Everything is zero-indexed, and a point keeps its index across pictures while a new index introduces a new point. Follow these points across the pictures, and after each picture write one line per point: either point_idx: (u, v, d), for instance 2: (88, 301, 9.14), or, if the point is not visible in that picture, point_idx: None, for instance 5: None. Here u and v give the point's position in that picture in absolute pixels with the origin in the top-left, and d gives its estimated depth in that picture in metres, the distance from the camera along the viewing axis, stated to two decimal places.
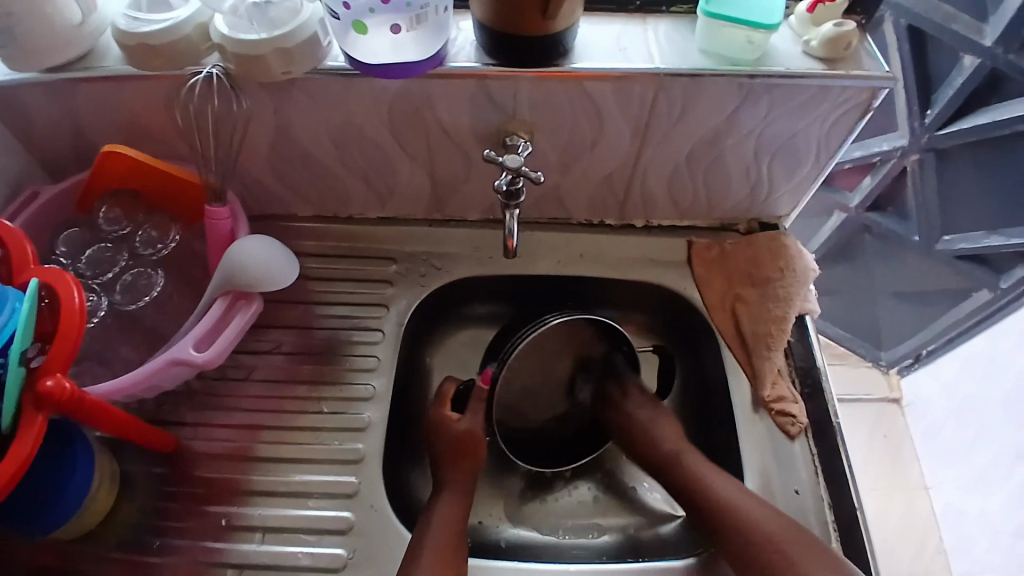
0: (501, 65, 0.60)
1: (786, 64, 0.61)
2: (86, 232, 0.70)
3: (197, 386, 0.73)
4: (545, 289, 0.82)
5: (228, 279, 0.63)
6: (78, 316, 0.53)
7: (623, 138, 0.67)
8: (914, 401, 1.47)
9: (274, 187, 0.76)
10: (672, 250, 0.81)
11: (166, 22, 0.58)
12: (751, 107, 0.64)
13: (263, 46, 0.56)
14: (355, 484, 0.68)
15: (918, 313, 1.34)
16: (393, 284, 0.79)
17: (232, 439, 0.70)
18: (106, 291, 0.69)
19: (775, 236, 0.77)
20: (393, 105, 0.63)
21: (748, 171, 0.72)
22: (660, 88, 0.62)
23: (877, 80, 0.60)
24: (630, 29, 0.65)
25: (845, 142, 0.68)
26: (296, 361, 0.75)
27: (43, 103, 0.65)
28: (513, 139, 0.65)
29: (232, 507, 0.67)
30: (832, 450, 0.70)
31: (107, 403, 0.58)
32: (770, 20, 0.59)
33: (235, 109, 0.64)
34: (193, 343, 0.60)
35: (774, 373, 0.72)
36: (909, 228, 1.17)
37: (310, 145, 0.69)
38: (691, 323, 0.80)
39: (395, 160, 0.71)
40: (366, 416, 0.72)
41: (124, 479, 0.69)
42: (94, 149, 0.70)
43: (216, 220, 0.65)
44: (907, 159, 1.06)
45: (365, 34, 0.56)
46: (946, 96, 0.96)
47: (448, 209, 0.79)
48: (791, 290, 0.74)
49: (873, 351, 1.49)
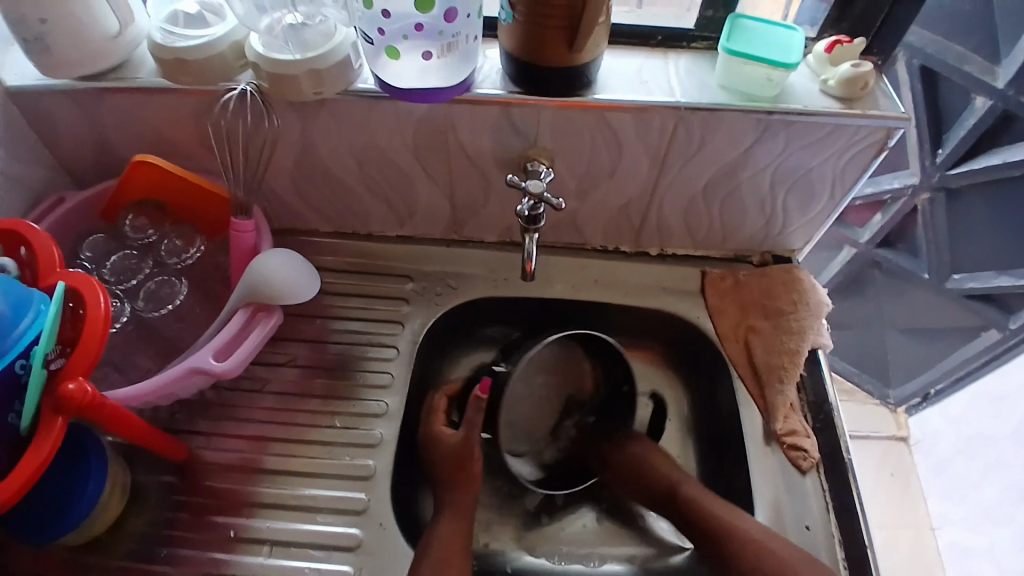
0: (525, 93, 0.61)
1: (804, 101, 0.63)
2: (111, 239, 0.72)
3: (211, 396, 0.74)
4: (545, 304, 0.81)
5: (250, 291, 0.64)
6: (101, 322, 0.54)
7: (640, 167, 0.69)
8: (921, 439, 1.47)
9: (296, 204, 0.77)
10: (685, 278, 0.82)
11: (202, 39, 0.59)
12: (769, 140, 0.65)
13: (297, 66, 0.58)
14: (364, 501, 0.68)
15: (926, 350, 1.34)
16: (409, 302, 0.80)
17: (242, 450, 0.70)
18: (128, 297, 0.70)
19: (789, 269, 0.78)
20: (419, 128, 0.65)
21: (763, 205, 0.73)
22: (680, 120, 0.63)
23: (894, 119, 0.61)
24: (651, 62, 0.67)
25: (860, 179, 0.69)
26: (309, 375, 0.75)
27: (78, 113, 0.66)
28: (534, 164, 0.66)
29: (240, 519, 0.67)
30: (843, 486, 0.70)
31: (125, 409, 0.59)
32: (790, 60, 0.61)
33: (265, 126, 0.65)
34: (213, 354, 0.61)
35: (786, 406, 0.72)
36: (919, 265, 1.18)
37: (334, 163, 0.70)
38: (703, 353, 0.80)
39: (418, 182, 0.72)
40: (378, 433, 0.72)
41: (134, 487, 0.69)
42: (123, 160, 0.72)
43: (240, 233, 0.67)
44: (917, 197, 1.07)
45: (397, 59, 0.58)
46: (957, 136, 0.97)
47: (466, 230, 0.80)
48: (804, 323, 0.75)
49: (880, 387, 1.48)
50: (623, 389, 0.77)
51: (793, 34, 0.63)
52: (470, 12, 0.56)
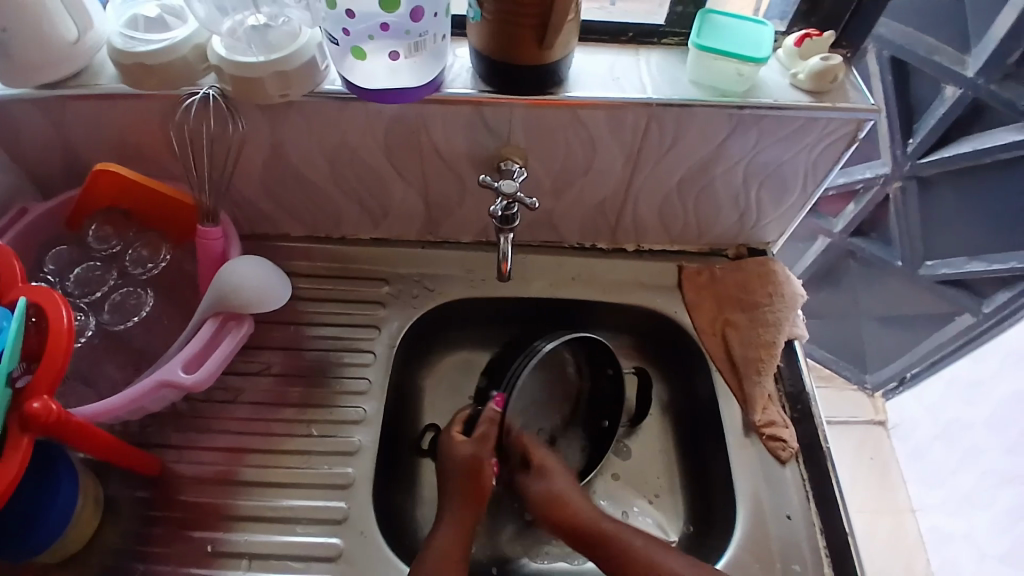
0: (496, 92, 0.60)
1: (775, 95, 0.63)
2: (74, 250, 0.69)
3: (184, 408, 0.72)
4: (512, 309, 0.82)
5: (219, 300, 0.62)
6: (66, 337, 0.53)
7: (615, 164, 0.68)
8: (899, 424, 1.49)
9: (267, 209, 0.75)
10: (662, 274, 0.82)
11: (162, 43, 0.58)
12: (741, 135, 0.65)
13: (260, 69, 0.56)
14: (344, 509, 0.67)
15: (901, 337, 1.36)
16: (386, 305, 0.79)
17: (217, 462, 0.69)
18: (93, 309, 0.68)
19: (764, 261, 0.79)
20: (390, 128, 0.64)
21: (737, 200, 0.73)
22: (653, 117, 0.63)
23: (863, 111, 0.62)
24: (623, 58, 0.66)
25: (832, 171, 0.69)
26: (285, 383, 0.74)
27: (35, 121, 0.64)
28: (508, 163, 0.66)
29: (217, 532, 0.66)
30: (822, 476, 0.70)
31: (93, 426, 0.57)
32: (759, 54, 0.61)
33: (231, 129, 0.64)
34: (183, 364, 0.59)
35: (765, 398, 0.73)
36: (892, 253, 1.19)
37: (304, 167, 0.69)
38: (681, 348, 0.80)
39: (390, 184, 0.71)
40: (357, 440, 0.71)
41: (107, 503, 0.67)
42: (84, 168, 0.70)
43: (207, 240, 0.65)
44: (889, 187, 1.08)
45: (363, 59, 0.57)
46: (928, 125, 0.98)
47: (441, 232, 0.80)
48: (780, 315, 0.75)
49: (858, 373, 1.50)
50: (608, 372, 0.79)
51: (763, 29, 0.63)
52: (437, 10, 0.55)
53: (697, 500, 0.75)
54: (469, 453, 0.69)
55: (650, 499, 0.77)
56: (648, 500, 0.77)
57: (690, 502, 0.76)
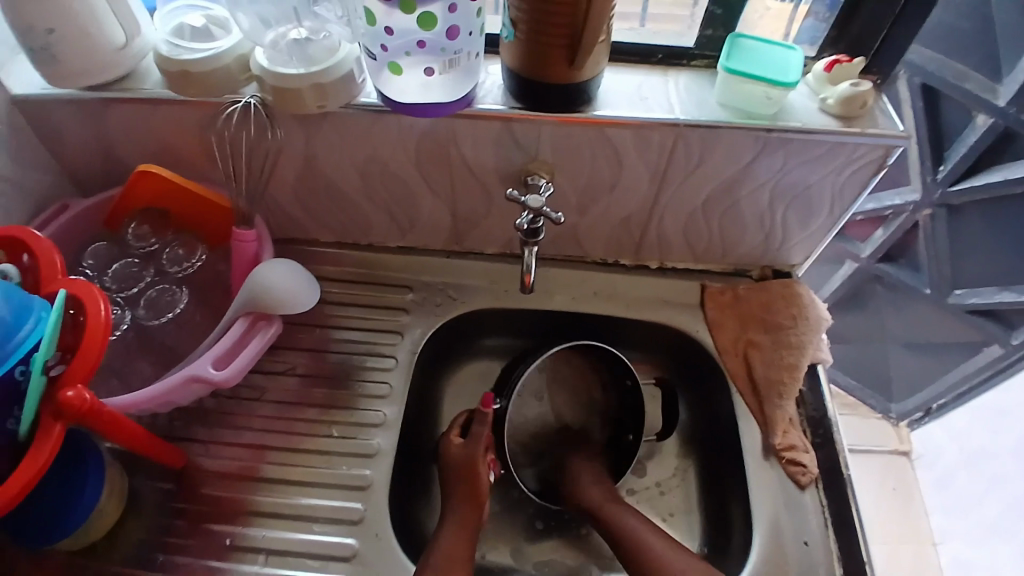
0: (526, 109, 0.62)
1: (803, 120, 0.63)
2: (112, 247, 0.72)
3: (211, 404, 0.74)
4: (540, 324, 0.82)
5: (251, 300, 0.64)
6: (101, 330, 0.55)
7: (641, 182, 0.69)
8: (924, 454, 1.47)
9: (298, 214, 0.78)
10: (685, 293, 0.82)
11: (208, 52, 0.60)
12: (768, 158, 0.65)
13: (300, 81, 0.58)
14: (361, 511, 0.68)
15: (928, 365, 1.34)
16: (410, 312, 0.80)
17: (240, 458, 0.71)
18: (129, 304, 0.70)
19: (788, 283, 0.79)
20: (421, 141, 0.66)
21: (762, 221, 0.74)
22: (680, 137, 0.63)
23: (892, 138, 0.62)
24: (652, 79, 0.67)
25: (859, 196, 0.69)
26: (309, 385, 0.76)
27: (82, 122, 0.67)
28: (535, 178, 0.67)
29: (237, 527, 0.67)
30: (842, 501, 0.70)
31: (123, 416, 0.59)
32: (788, 79, 0.61)
33: (269, 137, 0.66)
34: (212, 362, 0.61)
35: (785, 422, 0.72)
36: (920, 280, 1.18)
37: (337, 175, 0.71)
38: (702, 366, 0.81)
39: (419, 194, 0.73)
40: (376, 443, 0.72)
41: (132, 493, 0.70)
42: (126, 168, 0.73)
43: (243, 242, 0.67)
44: (918, 214, 1.07)
45: (399, 74, 0.58)
46: (958, 152, 0.97)
47: (466, 242, 0.81)
48: (803, 338, 0.75)
49: (883, 402, 1.49)
50: (627, 383, 0.79)
51: (792, 54, 0.64)
52: (472, 30, 0.57)
53: (713, 521, 0.75)
54: (465, 455, 0.71)
55: (665, 518, 0.77)
56: (663, 518, 0.77)
57: (706, 524, 0.76)
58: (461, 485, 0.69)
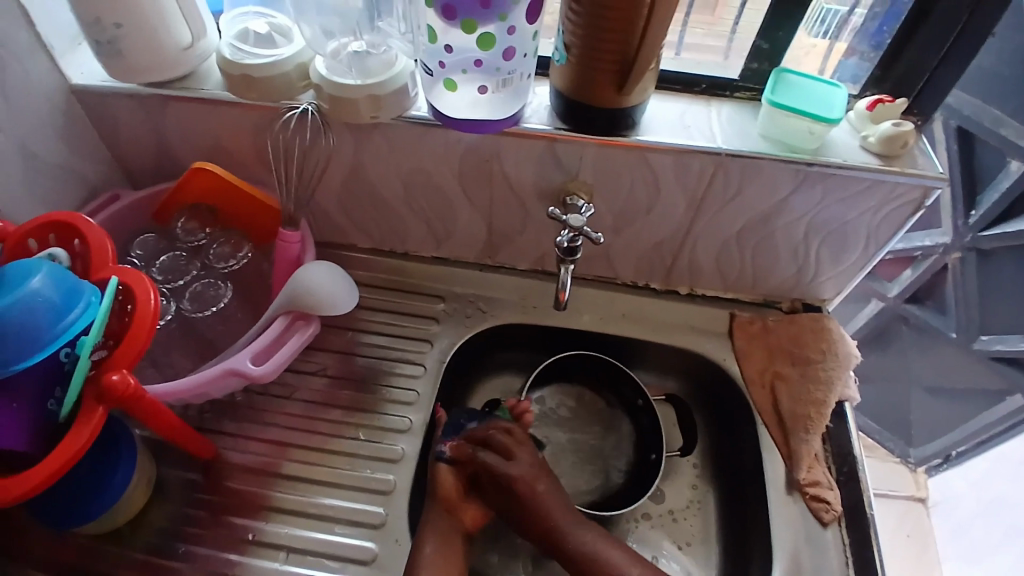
0: (572, 130, 0.63)
1: (844, 155, 0.64)
2: (161, 240, 0.75)
3: (241, 399, 0.76)
4: (554, 346, 0.85)
5: (291, 300, 0.66)
6: (150, 318, 0.57)
7: (677, 209, 0.70)
8: (940, 501, 1.45)
9: (339, 219, 0.80)
10: (713, 320, 0.82)
11: (268, 59, 0.62)
12: (806, 192, 0.66)
13: (357, 91, 0.61)
14: (382, 515, 0.69)
15: (950, 411, 1.32)
16: (439, 321, 0.82)
17: (265, 454, 0.72)
18: (174, 295, 0.72)
19: (818, 317, 0.79)
20: (465, 156, 0.67)
21: (795, 253, 0.74)
22: (720, 166, 0.64)
23: (932, 179, 0.62)
24: (694, 108, 0.68)
25: (895, 235, 0.69)
26: (336, 386, 0.77)
27: (142, 116, 0.70)
28: (573, 199, 0.68)
29: (258, 522, 0.68)
30: (863, 542, 0.69)
31: (161, 404, 0.61)
32: (832, 115, 0.62)
33: (319, 143, 0.68)
34: (251, 357, 0.63)
35: (810, 457, 0.72)
36: (946, 323, 1.17)
37: (381, 184, 0.73)
38: (726, 394, 0.81)
39: (458, 206, 0.75)
40: (399, 448, 0.73)
41: (158, 481, 0.71)
42: (178, 163, 0.75)
43: (287, 243, 0.69)
44: (948, 256, 1.07)
45: (453, 90, 0.60)
46: (991, 198, 0.97)
47: (500, 256, 0.82)
48: (832, 374, 0.75)
49: (901, 446, 1.47)
50: (638, 403, 0.82)
51: (836, 91, 0.65)
52: (526, 52, 0.58)
53: (732, 553, 0.74)
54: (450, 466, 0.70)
55: (682, 545, 0.76)
56: (680, 546, 0.76)
57: (723, 555, 0.75)
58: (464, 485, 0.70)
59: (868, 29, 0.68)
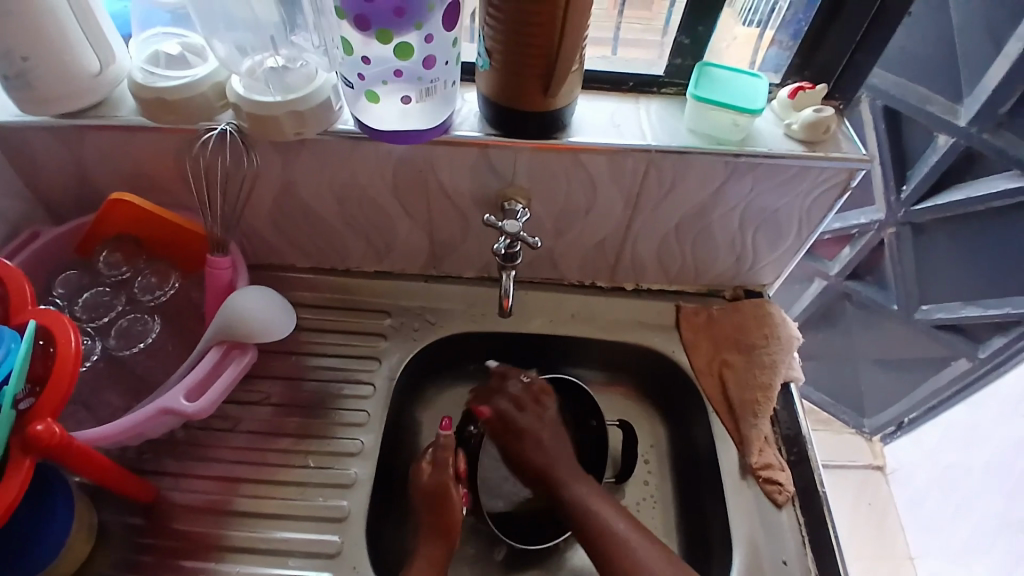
0: (502, 136, 0.63)
1: (770, 144, 0.65)
2: (84, 274, 0.71)
3: (181, 435, 0.72)
4: (508, 352, 0.84)
5: (225, 329, 0.63)
6: (71, 360, 0.53)
7: (615, 207, 0.70)
8: (897, 467, 1.50)
9: (275, 239, 0.77)
10: (659, 313, 0.83)
11: (185, 79, 0.60)
12: (737, 182, 0.67)
13: (278, 108, 0.59)
14: (337, 543, 0.67)
15: (898, 381, 1.37)
16: (387, 337, 0.80)
17: (211, 492, 0.69)
18: (100, 334, 0.69)
19: (760, 303, 0.80)
20: (398, 168, 0.66)
21: (732, 243, 0.75)
22: (651, 163, 0.65)
23: (855, 161, 0.64)
24: (624, 107, 0.69)
25: (826, 218, 0.71)
26: (284, 414, 0.75)
27: (55, 148, 0.66)
28: (511, 204, 0.68)
29: (208, 563, 0.65)
30: (818, 521, 0.70)
31: (91, 449, 0.57)
32: (754, 106, 0.63)
33: (244, 164, 0.66)
34: (185, 394, 0.60)
35: (761, 440, 0.73)
36: (888, 297, 1.21)
37: (314, 201, 0.71)
38: (678, 389, 0.82)
39: (395, 219, 0.73)
40: (352, 472, 0.71)
41: (99, 529, 0.67)
42: (98, 194, 0.72)
43: (217, 270, 0.67)
44: (884, 232, 1.10)
45: (376, 102, 0.59)
46: (921, 173, 1.01)
47: (444, 266, 0.81)
48: (776, 357, 0.76)
49: (855, 417, 1.51)
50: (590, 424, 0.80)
51: (757, 82, 0.66)
52: (448, 59, 0.58)
53: (693, 543, 0.75)
54: (432, 482, 0.71)
55: None
56: None
57: (685, 544, 0.76)
58: (431, 514, 0.70)
59: (788, 18, 0.69)
